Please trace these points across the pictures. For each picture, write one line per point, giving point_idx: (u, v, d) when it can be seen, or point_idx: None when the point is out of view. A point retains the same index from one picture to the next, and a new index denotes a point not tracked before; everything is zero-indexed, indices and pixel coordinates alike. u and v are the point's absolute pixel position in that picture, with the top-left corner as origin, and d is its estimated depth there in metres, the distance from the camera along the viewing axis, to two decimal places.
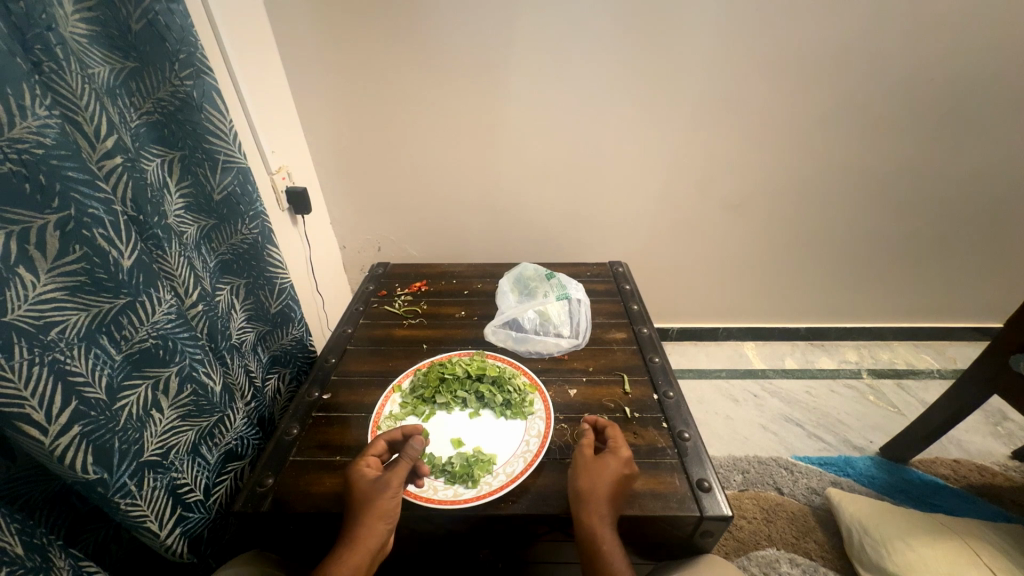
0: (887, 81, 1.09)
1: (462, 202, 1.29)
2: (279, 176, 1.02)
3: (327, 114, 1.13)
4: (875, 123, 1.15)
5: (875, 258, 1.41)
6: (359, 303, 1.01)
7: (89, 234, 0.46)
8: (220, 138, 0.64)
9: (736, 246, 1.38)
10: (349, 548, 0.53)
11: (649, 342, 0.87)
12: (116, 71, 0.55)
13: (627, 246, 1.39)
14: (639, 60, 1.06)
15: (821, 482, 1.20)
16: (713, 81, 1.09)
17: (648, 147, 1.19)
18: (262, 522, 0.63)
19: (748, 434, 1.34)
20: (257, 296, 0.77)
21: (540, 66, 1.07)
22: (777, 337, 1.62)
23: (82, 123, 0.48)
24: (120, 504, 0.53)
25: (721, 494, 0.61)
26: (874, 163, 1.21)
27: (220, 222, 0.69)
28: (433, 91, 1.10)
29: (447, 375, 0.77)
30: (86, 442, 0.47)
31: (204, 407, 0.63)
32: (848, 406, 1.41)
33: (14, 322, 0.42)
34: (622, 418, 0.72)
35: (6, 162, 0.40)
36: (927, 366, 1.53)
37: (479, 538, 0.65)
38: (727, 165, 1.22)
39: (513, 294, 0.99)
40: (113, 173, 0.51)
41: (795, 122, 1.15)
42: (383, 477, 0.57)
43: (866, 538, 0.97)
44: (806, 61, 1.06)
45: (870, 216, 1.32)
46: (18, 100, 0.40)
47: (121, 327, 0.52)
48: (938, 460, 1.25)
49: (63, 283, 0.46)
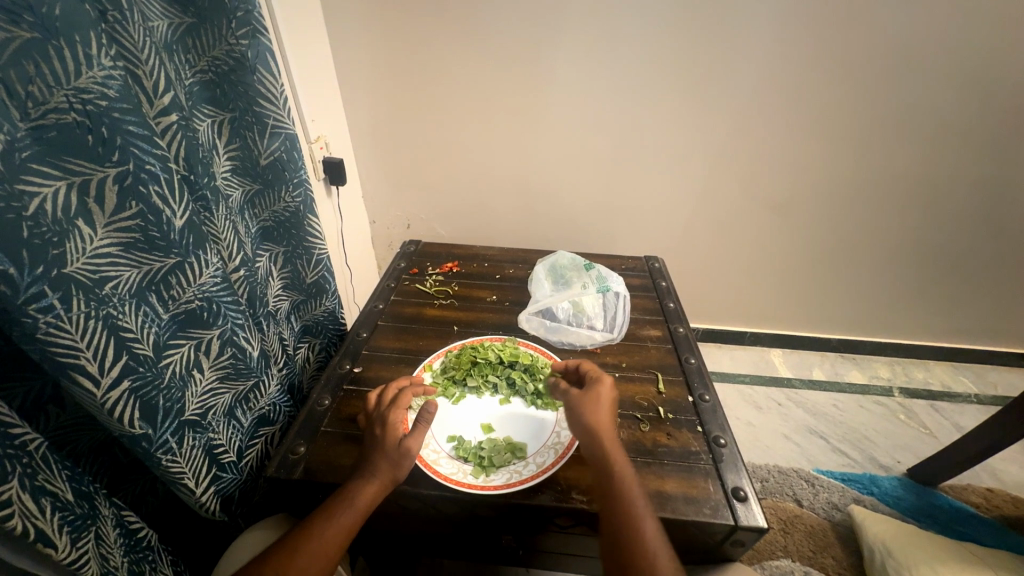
0: (965, 85, 1.01)
1: (496, 185, 1.27)
2: (318, 146, 1.02)
3: (368, 86, 1.12)
4: (945, 129, 1.07)
5: (923, 272, 1.34)
6: (390, 279, 1.00)
7: (146, 190, 0.46)
8: (270, 103, 0.63)
9: (776, 249, 1.33)
10: (343, 503, 0.55)
11: (685, 342, 0.84)
12: (174, 26, 0.54)
13: (661, 239, 1.34)
14: (695, 46, 1.01)
15: (843, 498, 1.17)
16: (772, 74, 1.03)
17: (694, 139, 1.14)
18: (293, 489, 0.64)
19: (769, 442, 1.31)
20: (294, 265, 0.77)
21: (589, 48, 1.03)
22: (807, 347, 1.57)
23: (141, 77, 0.47)
24: (161, 460, 0.54)
25: (757, 504, 0.59)
26: (939, 173, 1.14)
27: (264, 187, 0.69)
28: (477, 68, 1.07)
29: (479, 359, 0.76)
30: (134, 397, 0.48)
31: (241, 370, 0.64)
32: (877, 424, 1.37)
33: (73, 274, 0.42)
34: (654, 417, 0.71)
35: (70, 113, 0.39)
36: (966, 390, 1.47)
37: (503, 526, 0.65)
38: (777, 164, 1.16)
39: (548, 282, 0.97)
40: (169, 130, 0.50)
41: (857, 121, 1.08)
42: (403, 442, 0.59)
43: (889, 560, 0.95)
44: (875, 58, 0.99)
45: (926, 227, 1.24)
46: (86, 49, 0.39)
47: (170, 287, 0.52)
48: (969, 487, 1.20)
49: (118, 239, 0.46)
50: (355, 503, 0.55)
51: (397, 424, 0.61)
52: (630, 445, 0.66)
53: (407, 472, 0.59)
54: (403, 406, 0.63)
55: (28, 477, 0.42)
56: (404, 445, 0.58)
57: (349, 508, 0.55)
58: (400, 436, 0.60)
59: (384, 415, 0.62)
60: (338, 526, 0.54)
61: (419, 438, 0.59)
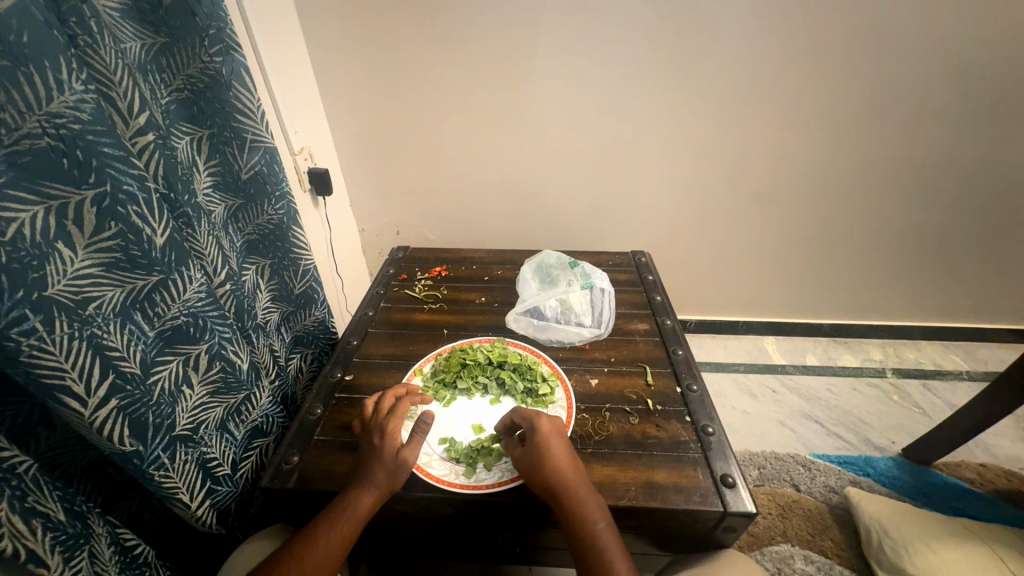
0: (935, 66, 1.03)
1: (482, 187, 1.28)
2: (302, 157, 1.03)
3: (350, 96, 1.12)
4: (919, 111, 1.09)
5: (908, 254, 1.36)
6: (379, 286, 1.01)
7: (125, 211, 0.47)
8: (248, 118, 0.64)
9: (763, 238, 1.34)
10: (341, 511, 0.56)
11: (673, 334, 0.85)
12: (148, 47, 0.55)
13: (648, 233, 1.35)
14: (671, 40, 1.02)
15: (840, 480, 1.18)
16: (746, 66, 1.05)
17: (674, 132, 1.15)
18: (288, 499, 0.64)
19: (765, 430, 1.32)
20: (281, 277, 0.78)
21: (567, 47, 1.04)
22: (799, 333, 1.58)
23: (116, 99, 0.48)
24: (154, 476, 0.54)
25: (745, 490, 0.60)
26: (916, 155, 1.16)
27: (247, 201, 0.69)
28: (456, 74, 1.08)
29: (469, 361, 0.77)
30: (123, 415, 0.49)
31: (232, 384, 0.64)
32: (870, 405, 1.38)
33: (54, 296, 0.42)
34: (643, 409, 0.72)
35: (45, 138, 0.40)
36: (957, 367, 1.48)
37: (499, 524, 0.65)
38: (758, 153, 1.18)
39: (535, 282, 0.98)
40: (146, 150, 0.51)
41: (833, 107, 1.10)
42: (401, 452, 0.59)
43: (886, 539, 0.96)
44: (847, 45, 1.01)
45: (908, 208, 1.26)
46: (56, 74, 0.40)
47: (154, 304, 0.52)
48: (964, 463, 1.22)
49: (99, 259, 0.46)
50: (352, 510, 0.56)
51: (395, 432, 0.61)
52: (619, 438, 0.67)
53: (405, 482, 0.59)
54: (402, 414, 0.63)
55: (17, 499, 0.42)
56: (402, 453, 0.59)
57: (347, 516, 0.55)
58: (398, 445, 0.60)
59: (385, 421, 0.62)
60: (338, 533, 0.55)
61: (416, 449, 0.60)
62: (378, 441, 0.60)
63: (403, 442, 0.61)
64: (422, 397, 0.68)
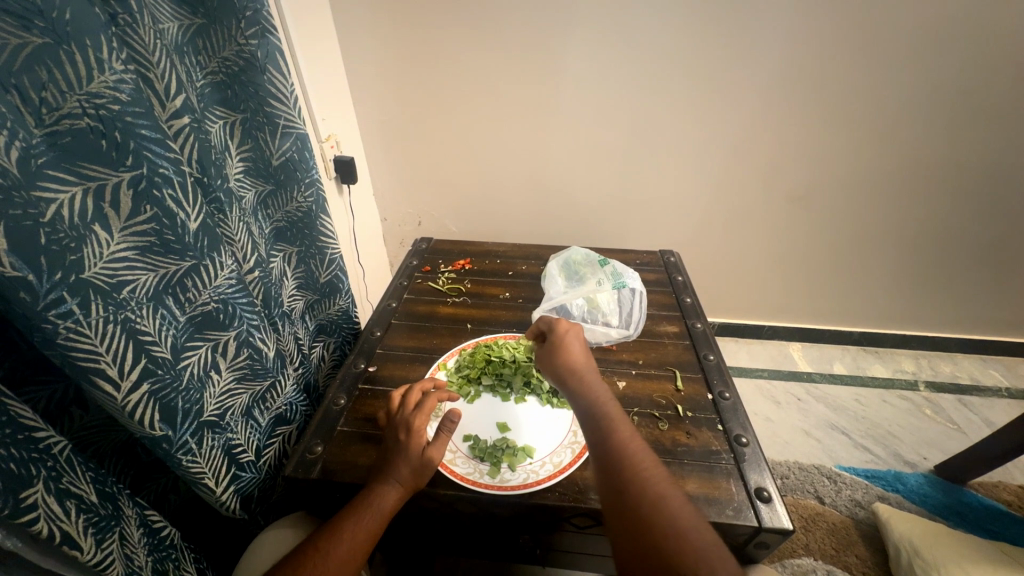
0: (998, 64, 0.96)
1: (506, 180, 1.26)
2: (328, 145, 1.02)
3: (377, 84, 1.11)
4: (976, 111, 1.02)
5: (951, 263, 1.29)
6: (403, 277, 1.00)
7: (160, 194, 0.46)
8: (281, 102, 0.63)
9: (796, 241, 1.29)
10: (366, 507, 0.55)
11: (704, 338, 0.82)
12: (184, 28, 0.54)
13: (675, 231, 1.31)
14: (712, 32, 0.98)
15: (867, 495, 1.14)
16: (790, 60, 1.00)
17: (709, 128, 1.10)
18: (311, 488, 0.64)
19: (789, 439, 1.28)
20: (307, 265, 0.77)
21: (602, 37, 1.00)
22: (827, 340, 1.53)
23: (153, 80, 0.47)
24: (182, 460, 0.54)
25: (781, 505, 0.58)
26: (970, 158, 1.09)
27: (277, 188, 0.69)
28: (485, 63, 1.06)
29: (494, 357, 0.76)
30: (153, 399, 0.49)
31: (258, 370, 0.64)
32: (901, 418, 1.33)
33: (91, 279, 0.42)
34: (673, 416, 0.69)
35: (84, 118, 0.40)
36: (995, 383, 1.41)
37: (521, 525, 0.64)
38: (797, 152, 1.12)
39: (561, 278, 0.95)
40: (181, 133, 0.50)
41: (882, 105, 1.04)
42: (427, 450, 0.58)
43: (916, 559, 0.92)
44: (901, 40, 0.95)
45: (955, 214, 1.19)
46: (97, 53, 0.39)
47: (186, 289, 0.52)
48: (1000, 484, 1.16)
49: (134, 242, 0.46)
50: (376, 507, 0.55)
51: (421, 430, 0.60)
52: (648, 444, 0.65)
53: (428, 480, 0.59)
54: (428, 410, 0.62)
55: (52, 480, 0.43)
56: (428, 452, 0.58)
57: (371, 513, 0.55)
58: (423, 444, 0.59)
59: (411, 415, 0.61)
60: (361, 531, 0.54)
61: (442, 448, 0.59)
62: (404, 436, 0.59)
63: (428, 440, 0.60)
64: (448, 393, 0.67)
